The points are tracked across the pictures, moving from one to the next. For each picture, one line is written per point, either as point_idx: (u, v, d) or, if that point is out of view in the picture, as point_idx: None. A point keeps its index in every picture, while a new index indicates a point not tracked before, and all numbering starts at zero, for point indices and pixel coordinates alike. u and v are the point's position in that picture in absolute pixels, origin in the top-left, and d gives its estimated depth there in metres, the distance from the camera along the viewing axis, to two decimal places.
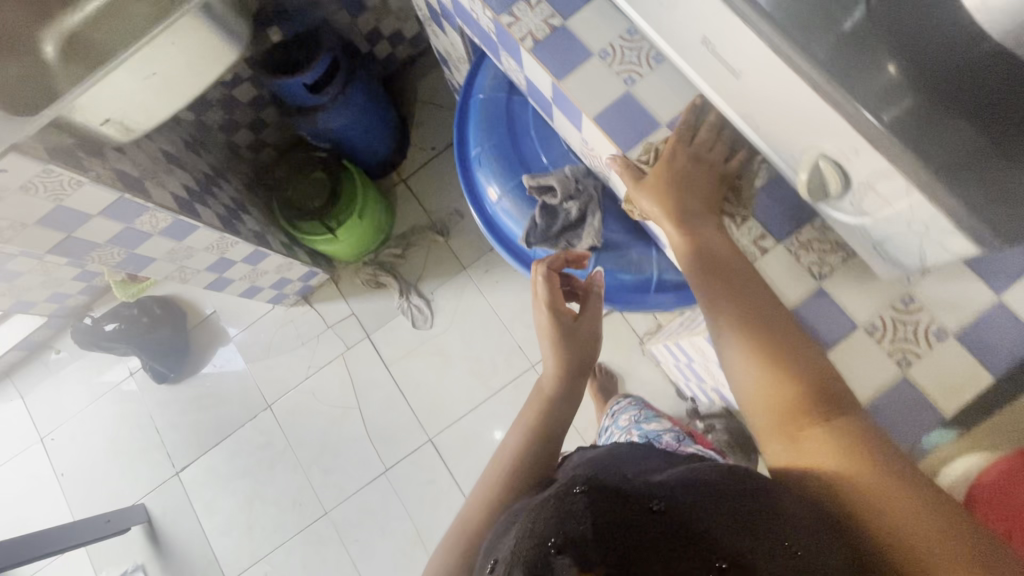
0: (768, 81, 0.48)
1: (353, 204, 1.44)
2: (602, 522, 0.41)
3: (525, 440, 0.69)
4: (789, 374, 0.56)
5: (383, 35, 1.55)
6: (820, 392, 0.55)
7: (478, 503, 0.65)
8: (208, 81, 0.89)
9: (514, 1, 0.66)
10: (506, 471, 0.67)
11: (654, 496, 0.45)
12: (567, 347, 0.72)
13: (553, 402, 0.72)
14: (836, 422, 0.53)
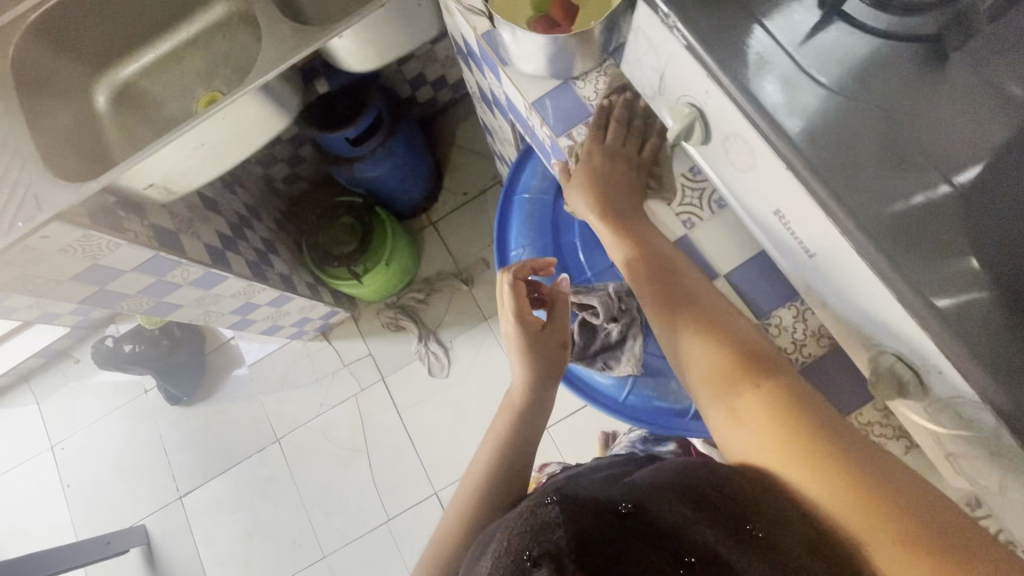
0: (848, 270, 0.45)
1: (381, 251, 1.43)
2: (577, 525, 0.43)
3: (497, 453, 0.70)
4: (725, 346, 0.54)
5: (427, 80, 1.52)
6: (756, 360, 0.53)
7: (452, 517, 0.68)
8: (254, 149, 0.89)
9: (574, 123, 0.64)
10: (479, 485, 0.68)
11: (622, 502, 0.46)
12: (535, 355, 0.69)
13: (525, 410, 0.72)
14: (768, 387, 0.51)
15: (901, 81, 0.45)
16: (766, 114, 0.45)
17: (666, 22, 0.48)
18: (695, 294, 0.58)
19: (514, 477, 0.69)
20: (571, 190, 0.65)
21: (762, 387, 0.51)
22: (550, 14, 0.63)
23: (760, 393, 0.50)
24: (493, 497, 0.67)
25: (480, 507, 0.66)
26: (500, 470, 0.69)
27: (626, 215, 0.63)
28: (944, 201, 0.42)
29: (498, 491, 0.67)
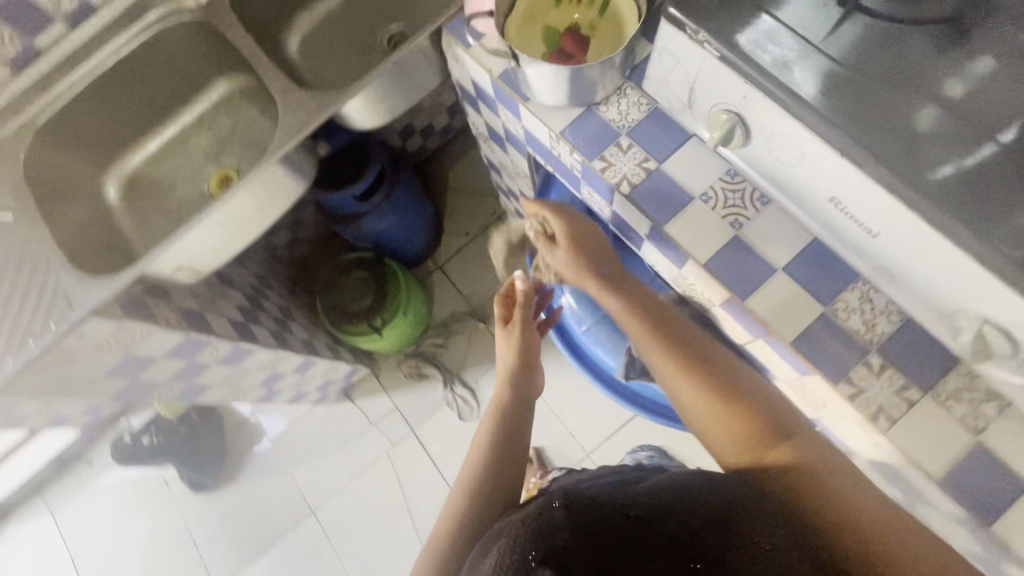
0: (917, 241, 0.46)
1: (397, 302, 1.42)
2: (580, 522, 0.45)
3: (487, 452, 0.66)
4: (725, 390, 0.56)
5: (416, 129, 1.54)
6: (756, 404, 0.55)
7: (449, 516, 0.62)
8: (275, 218, 0.89)
9: (606, 146, 0.66)
10: (473, 483, 0.64)
11: (626, 505, 0.47)
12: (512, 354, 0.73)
13: (510, 412, 0.70)
14: (768, 429, 0.53)
15: (926, 58, 0.47)
16: (809, 110, 0.47)
17: (694, 39, 0.51)
18: (687, 343, 0.60)
19: (507, 479, 0.64)
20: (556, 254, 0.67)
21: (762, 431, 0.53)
22: (563, 46, 0.65)
23: (760, 432, 0.53)
24: (490, 498, 0.62)
25: (473, 504, 0.62)
26: (493, 468, 0.65)
27: (610, 271, 0.66)
28: (993, 158, 0.44)
29: (492, 490, 0.63)
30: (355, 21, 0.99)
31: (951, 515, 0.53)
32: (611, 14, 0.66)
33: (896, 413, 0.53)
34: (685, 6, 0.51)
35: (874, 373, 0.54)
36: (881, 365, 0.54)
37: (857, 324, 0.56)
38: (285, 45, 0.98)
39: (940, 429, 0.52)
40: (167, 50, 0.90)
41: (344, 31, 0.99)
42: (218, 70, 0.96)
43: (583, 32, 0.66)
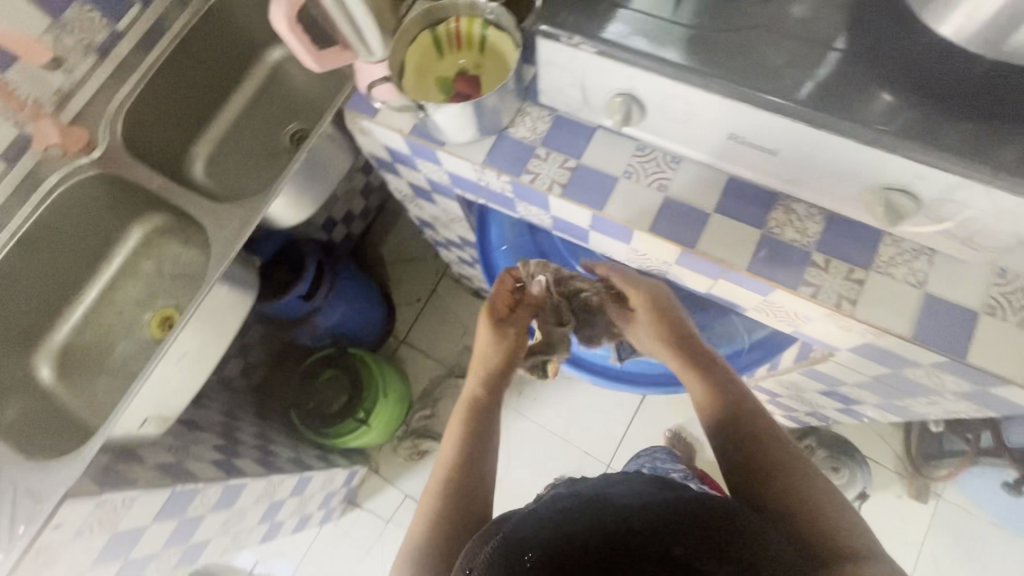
0: (806, 143, 0.53)
1: (374, 387, 1.40)
2: (570, 537, 0.42)
3: (456, 452, 0.64)
4: (754, 446, 0.57)
5: (337, 219, 1.56)
6: (793, 473, 0.54)
7: (423, 516, 0.59)
8: (231, 337, 0.87)
9: (527, 160, 0.71)
10: (444, 482, 0.61)
11: (632, 514, 0.43)
12: (501, 342, 0.71)
13: (482, 410, 0.68)
14: (786, 492, 0.52)
15: (756, 5, 0.58)
16: (681, 70, 0.55)
17: (570, 44, 0.58)
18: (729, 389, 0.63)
19: (477, 482, 0.61)
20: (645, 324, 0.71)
21: (796, 506, 0.51)
22: (459, 89, 0.71)
23: (777, 495, 0.52)
24: (459, 499, 0.60)
25: (446, 499, 0.60)
26: (462, 465, 0.62)
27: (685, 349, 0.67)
28: (830, 60, 0.54)
29: (459, 490, 0.60)
30: (254, 132, 1.02)
31: (932, 365, 0.59)
32: (491, 50, 0.72)
33: (855, 294, 0.59)
34: (554, 21, 0.59)
35: (824, 268, 0.61)
36: (826, 259, 0.61)
37: (792, 234, 0.63)
38: (190, 172, 0.99)
39: (893, 293, 0.59)
40: (76, 211, 0.88)
41: (245, 143, 1.02)
42: (132, 215, 0.95)
43: (471, 71, 0.72)
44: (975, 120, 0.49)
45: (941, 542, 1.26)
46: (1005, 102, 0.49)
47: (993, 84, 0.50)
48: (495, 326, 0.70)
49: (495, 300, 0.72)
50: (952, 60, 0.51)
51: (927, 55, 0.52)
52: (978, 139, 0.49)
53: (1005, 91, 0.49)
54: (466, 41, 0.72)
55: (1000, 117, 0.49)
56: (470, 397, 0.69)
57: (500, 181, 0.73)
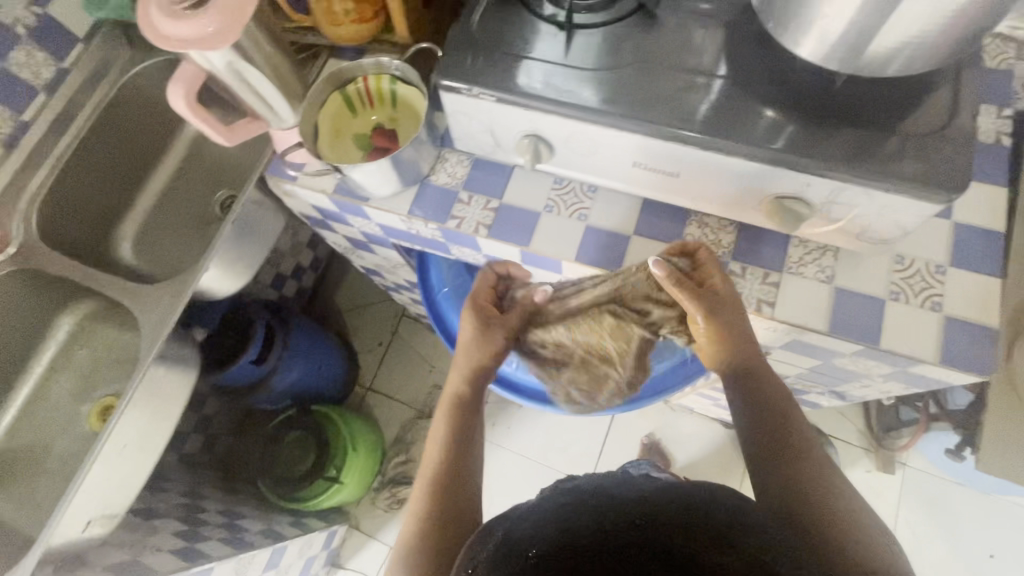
0: (703, 162, 0.57)
1: (342, 441, 1.37)
2: (581, 536, 0.41)
3: (444, 449, 0.64)
4: (769, 429, 0.56)
5: (286, 275, 1.54)
6: (800, 460, 0.53)
7: (414, 515, 0.60)
8: (176, 418, 0.85)
9: (451, 206, 0.73)
10: (433, 486, 0.61)
11: (640, 507, 0.42)
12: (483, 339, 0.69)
13: (466, 406, 0.67)
14: (789, 476, 0.52)
15: (639, 41, 0.60)
16: (579, 109, 0.57)
17: (470, 95, 0.60)
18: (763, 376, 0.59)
19: (464, 482, 0.62)
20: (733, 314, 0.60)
21: (789, 486, 0.51)
22: (376, 144, 0.72)
23: (788, 480, 0.51)
24: (450, 499, 0.60)
25: (436, 498, 0.60)
26: (451, 467, 0.62)
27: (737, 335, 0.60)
28: (713, 85, 0.57)
29: (447, 488, 0.61)
30: (181, 202, 1.00)
31: (853, 353, 0.63)
32: (403, 104, 0.74)
33: (772, 298, 0.62)
34: (452, 72, 0.60)
35: (741, 275, 0.64)
36: (742, 267, 0.64)
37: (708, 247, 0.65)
38: (118, 254, 0.96)
39: (806, 292, 0.62)
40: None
41: (174, 216, 1.00)
42: (63, 304, 0.92)
43: (387, 126, 0.73)
44: (848, 127, 0.53)
45: (914, 509, 1.31)
46: (867, 111, 0.53)
47: (853, 96, 0.54)
48: (480, 324, 0.70)
49: (476, 297, 0.72)
50: (816, 76, 0.56)
51: (796, 72, 0.56)
52: (853, 146, 0.52)
53: (865, 102, 0.54)
54: (377, 99, 0.73)
55: (867, 122, 0.53)
56: (452, 393, 0.68)
57: (428, 228, 0.74)
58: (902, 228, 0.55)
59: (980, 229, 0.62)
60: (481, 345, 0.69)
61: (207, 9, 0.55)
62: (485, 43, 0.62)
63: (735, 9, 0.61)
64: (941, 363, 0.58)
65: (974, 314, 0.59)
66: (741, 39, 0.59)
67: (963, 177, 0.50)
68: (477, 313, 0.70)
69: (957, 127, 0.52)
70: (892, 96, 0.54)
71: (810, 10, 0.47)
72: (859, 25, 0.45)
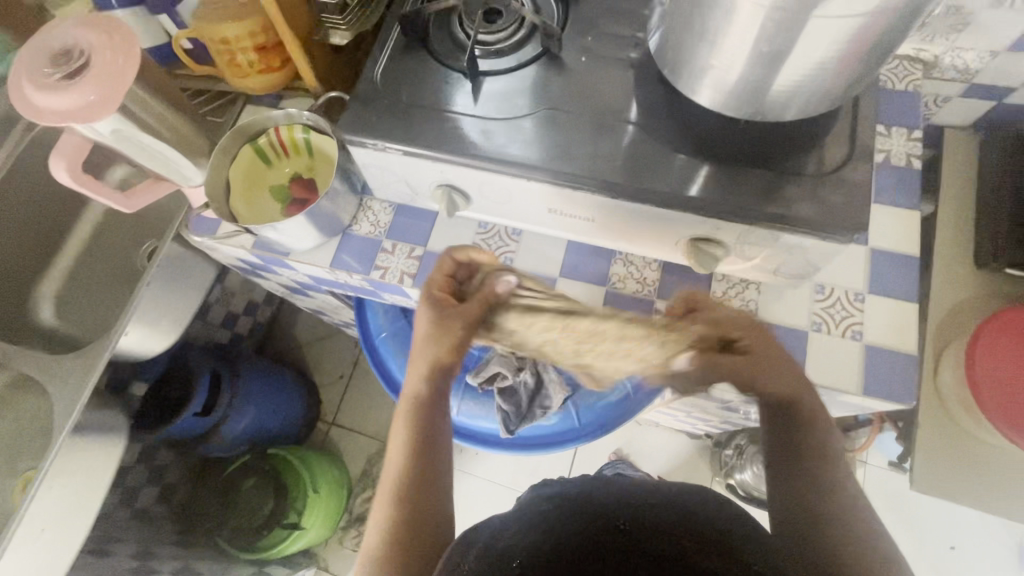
0: (615, 208, 0.56)
1: (302, 485, 1.32)
2: (561, 536, 0.47)
3: (408, 455, 0.57)
4: (784, 433, 0.54)
5: (238, 313, 1.47)
6: (810, 480, 0.51)
7: (377, 528, 0.55)
8: (104, 490, 0.81)
9: (375, 255, 0.70)
10: (400, 496, 0.55)
11: (627, 513, 0.48)
12: (443, 335, 0.57)
13: (425, 410, 0.58)
14: (799, 488, 0.51)
15: (549, 84, 0.59)
16: (487, 159, 0.56)
17: (377, 149, 0.58)
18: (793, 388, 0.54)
19: (434, 491, 0.55)
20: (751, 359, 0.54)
21: (796, 506, 0.50)
22: (293, 197, 0.70)
23: (797, 493, 0.51)
24: (417, 512, 0.54)
25: (399, 509, 0.54)
26: (412, 476, 0.55)
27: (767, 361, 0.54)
28: (622, 129, 0.56)
29: (410, 499, 0.55)
30: (106, 256, 0.95)
31: None
32: (320, 153, 0.71)
33: None
34: (356, 126, 0.58)
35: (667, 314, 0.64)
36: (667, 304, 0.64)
37: (634, 286, 0.65)
38: (38, 315, 0.91)
39: None
40: None
41: (100, 271, 0.95)
42: None
43: (304, 176, 0.71)
44: (752, 168, 0.53)
45: (877, 506, 1.32)
46: (769, 153, 0.54)
47: (756, 137, 0.54)
48: (435, 319, 0.57)
49: (431, 286, 0.59)
50: (719, 118, 0.56)
51: (701, 114, 0.56)
52: (757, 188, 0.52)
53: (767, 144, 0.54)
54: (292, 149, 0.71)
55: (771, 163, 0.53)
56: (408, 392, 0.59)
57: (354, 278, 0.72)
58: (815, 263, 0.56)
59: (897, 253, 0.63)
60: (436, 340, 0.57)
61: (81, 79, 0.52)
62: (389, 95, 0.60)
63: (641, 51, 0.60)
64: (862, 393, 0.58)
65: (895, 340, 0.59)
66: (647, 80, 0.59)
67: (863, 216, 0.50)
68: (432, 308, 0.57)
69: (856, 164, 0.52)
70: (792, 135, 0.54)
71: (699, 59, 0.47)
72: (746, 76, 0.45)
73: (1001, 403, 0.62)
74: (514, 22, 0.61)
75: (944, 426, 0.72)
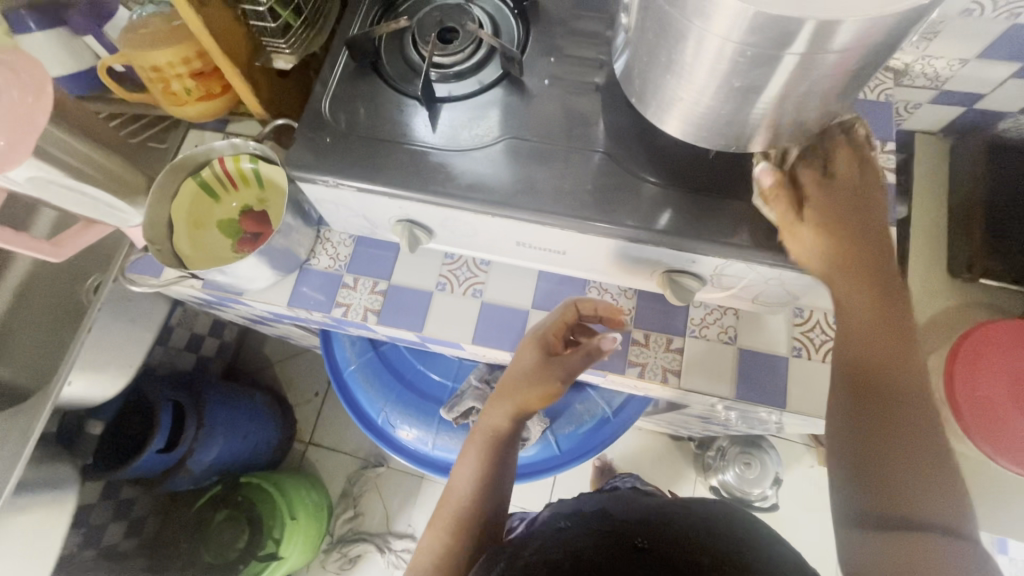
0: (587, 243, 0.53)
1: (279, 513, 1.27)
2: (581, 552, 0.45)
3: (474, 486, 0.55)
4: (869, 359, 0.43)
5: (203, 334, 1.39)
6: (891, 405, 0.42)
7: (429, 551, 0.54)
8: (51, 552, 0.76)
9: (336, 291, 0.66)
10: (459, 522, 0.53)
11: (647, 533, 0.46)
12: (543, 373, 0.56)
13: (504, 443, 0.57)
14: (875, 427, 0.42)
15: (513, 111, 0.56)
16: (450, 195, 0.52)
17: (329, 185, 0.54)
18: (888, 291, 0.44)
19: (493, 516, 0.54)
20: (792, 237, 0.46)
21: (875, 472, 0.41)
22: (245, 233, 0.65)
23: (871, 434, 0.42)
24: (471, 537, 0.52)
25: (455, 538, 0.52)
26: (477, 512, 0.54)
27: (851, 251, 0.44)
28: (591, 160, 0.53)
29: (473, 534, 0.53)
30: (46, 293, 0.88)
31: (762, 411, 0.61)
32: (271, 184, 0.66)
33: (675, 365, 0.60)
34: (305, 162, 0.54)
35: (645, 344, 0.61)
36: (644, 334, 0.62)
37: None
38: None
39: (709, 356, 0.60)
40: None
41: (37, 314, 0.87)
42: None
43: (256, 209, 0.66)
44: (727, 199, 0.51)
45: None
46: (743, 182, 0.51)
47: (728, 166, 0.52)
48: (539, 360, 0.57)
49: (546, 332, 0.58)
50: (689, 146, 0.53)
51: (670, 142, 0.53)
52: (732, 219, 0.50)
53: (741, 172, 0.52)
54: (240, 181, 0.66)
55: (746, 193, 0.51)
56: (490, 427, 0.57)
57: (315, 315, 0.68)
58: (792, 292, 0.54)
59: None
60: (535, 384, 0.56)
61: None
62: (339, 127, 0.55)
63: (607, 74, 0.57)
64: None
65: None
66: (615, 105, 0.55)
67: None
68: (543, 350, 0.57)
69: None
70: None
71: (667, 91, 0.44)
72: (716, 109, 0.43)
73: (985, 426, 0.61)
74: (472, 43, 0.57)
75: None
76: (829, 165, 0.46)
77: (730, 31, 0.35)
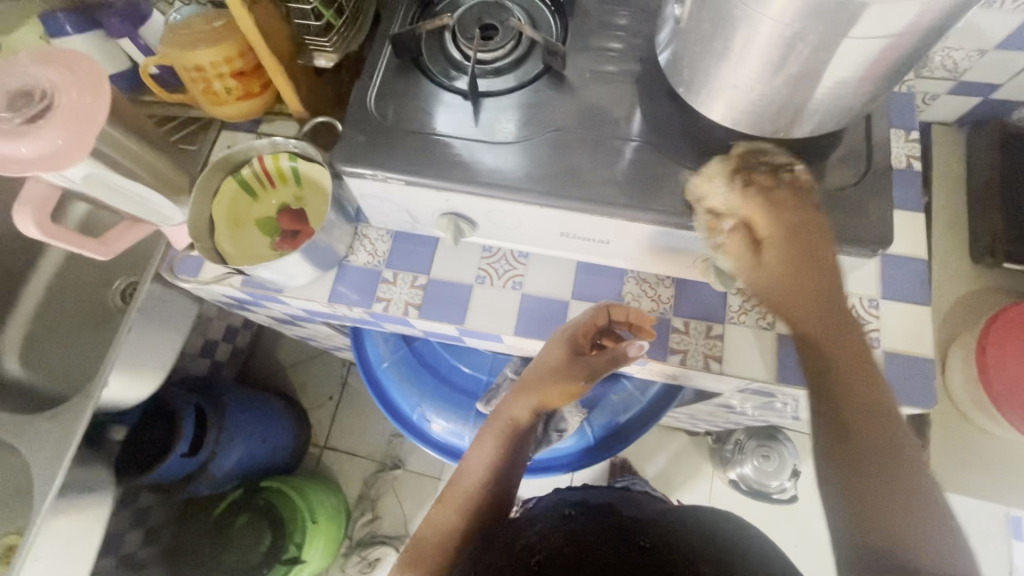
0: (631, 232, 0.54)
1: (298, 518, 1.26)
2: (581, 541, 0.47)
3: (490, 469, 0.56)
4: (834, 394, 0.44)
5: (217, 339, 1.39)
6: (864, 438, 0.42)
7: (436, 527, 0.54)
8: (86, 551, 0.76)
9: (376, 286, 0.67)
10: (470, 503, 0.54)
11: (650, 533, 0.47)
12: (569, 372, 0.59)
13: (522, 434, 0.59)
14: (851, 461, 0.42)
15: (553, 105, 0.57)
16: (497, 188, 0.53)
17: (378, 180, 0.55)
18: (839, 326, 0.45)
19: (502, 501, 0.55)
20: (754, 274, 0.47)
21: (856, 503, 0.41)
22: (284, 230, 0.65)
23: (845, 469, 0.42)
24: (478, 519, 0.53)
25: (467, 520, 0.53)
26: (488, 494, 0.55)
27: (794, 281, 0.45)
28: (633, 149, 0.54)
29: (483, 514, 0.54)
30: (74, 298, 0.88)
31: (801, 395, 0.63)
32: (309, 181, 0.67)
33: (716, 350, 0.61)
34: (352, 156, 0.55)
35: (685, 331, 0.62)
36: (683, 321, 0.63)
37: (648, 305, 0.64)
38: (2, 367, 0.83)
39: (749, 342, 0.61)
40: None
41: (65, 320, 0.87)
42: None
43: (295, 207, 0.66)
44: None
45: None
46: None
47: None
48: (569, 357, 0.59)
49: (576, 329, 0.60)
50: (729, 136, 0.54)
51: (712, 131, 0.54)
52: None
53: None
54: (279, 179, 0.66)
55: None
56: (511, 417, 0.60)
57: (353, 311, 0.68)
58: None
59: (907, 258, 0.62)
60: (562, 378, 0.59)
61: (50, 121, 0.47)
62: (383, 123, 0.56)
63: (644, 67, 0.58)
64: None
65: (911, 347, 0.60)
66: (654, 97, 0.57)
67: (882, 231, 0.49)
68: (574, 348, 0.59)
69: (875, 174, 0.51)
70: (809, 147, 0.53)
71: (716, 78, 0.45)
72: (765, 94, 0.44)
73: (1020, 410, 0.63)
74: (512, 39, 0.58)
75: (951, 422, 0.73)
76: (768, 195, 0.46)
77: (785, 16, 0.36)
